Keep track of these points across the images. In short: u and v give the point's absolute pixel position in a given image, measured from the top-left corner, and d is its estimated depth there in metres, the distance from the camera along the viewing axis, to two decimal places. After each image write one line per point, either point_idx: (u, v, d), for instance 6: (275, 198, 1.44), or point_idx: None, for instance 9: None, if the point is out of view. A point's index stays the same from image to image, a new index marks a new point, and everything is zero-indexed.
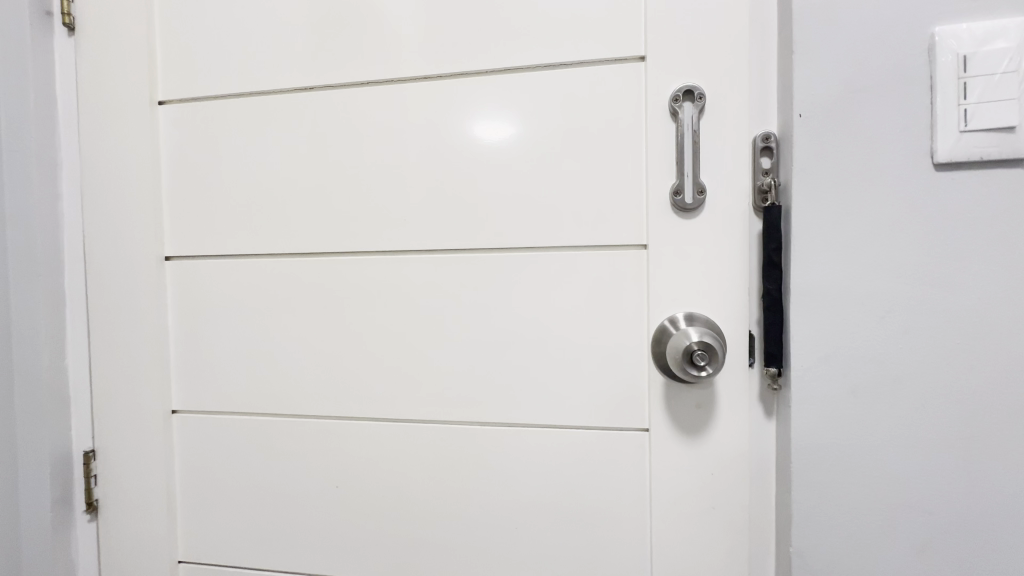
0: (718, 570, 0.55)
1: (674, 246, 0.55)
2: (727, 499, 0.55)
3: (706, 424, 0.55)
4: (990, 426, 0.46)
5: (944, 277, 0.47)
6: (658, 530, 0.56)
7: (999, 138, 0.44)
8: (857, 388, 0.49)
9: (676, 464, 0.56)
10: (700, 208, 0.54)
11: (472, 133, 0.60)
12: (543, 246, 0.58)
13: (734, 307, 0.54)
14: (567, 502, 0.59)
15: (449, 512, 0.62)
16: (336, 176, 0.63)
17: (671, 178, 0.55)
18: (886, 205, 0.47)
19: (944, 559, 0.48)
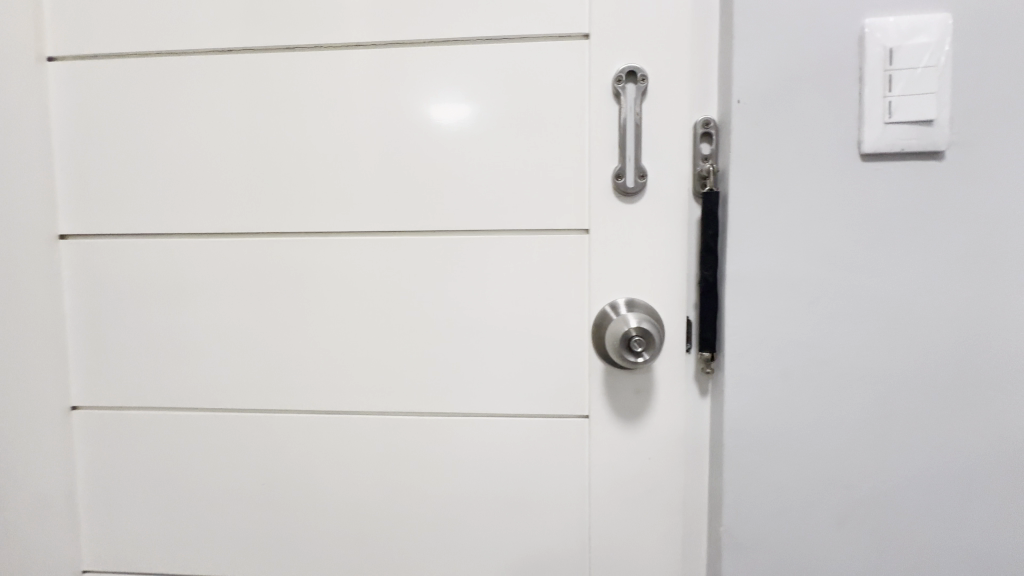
0: (653, 550, 0.57)
1: (616, 231, 0.54)
2: (664, 483, 0.56)
3: (644, 409, 0.56)
4: (905, 403, 0.49)
5: (865, 264, 0.49)
6: (597, 515, 0.57)
7: (918, 131, 0.46)
8: (785, 372, 0.50)
9: (615, 449, 0.56)
10: (641, 192, 0.54)
11: (408, 107, 0.56)
12: (484, 229, 0.56)
13: (672, 293, 0.54)
14: (507, 490, 0.58)
15: (385, 507, 0.59)
16: (259, 149, 0.58)
17: (614, 161, 0.54)
18: (818, 193, 0.48)
19: (862, 530, 0.51)
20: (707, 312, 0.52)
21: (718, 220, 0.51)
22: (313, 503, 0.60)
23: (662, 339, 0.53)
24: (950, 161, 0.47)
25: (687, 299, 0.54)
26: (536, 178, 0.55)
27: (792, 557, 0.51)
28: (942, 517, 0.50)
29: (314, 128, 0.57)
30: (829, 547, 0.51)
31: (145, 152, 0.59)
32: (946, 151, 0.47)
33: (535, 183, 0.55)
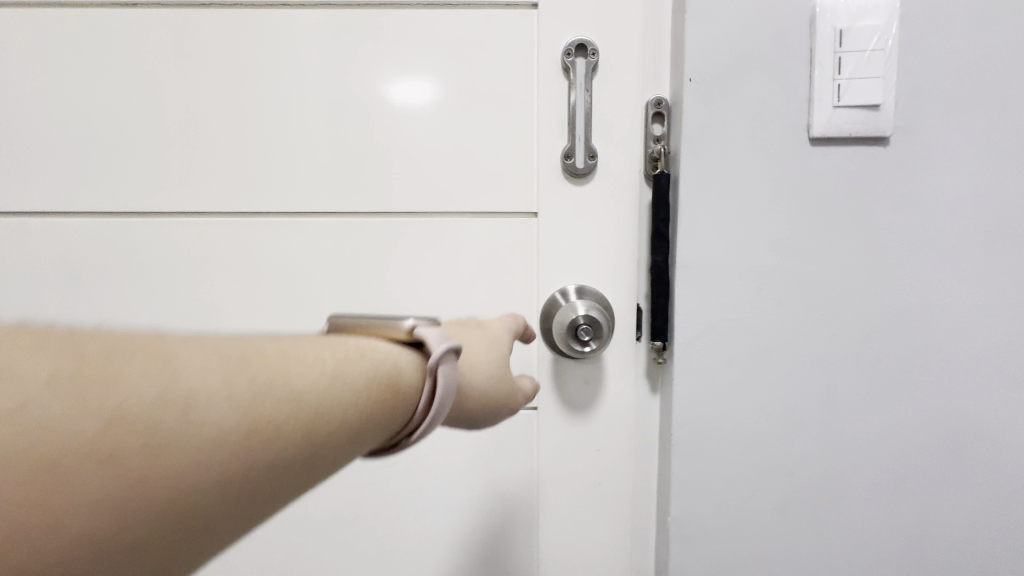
0: (601, 542, 0.55)
1: (566, 215, 0.52)
2: (612, 474, 0.55)
3: (593, 399, 0.54)
4: (847, 389, 0.50)
5: (812, 251, 0.48)
6: (545, 508, 0.55)
7: (865, 116, 0.46)
8: (733, 359, 0.50)
9: (563, 441, 0.54)
10: (591, 173, 0.51)
11: (342, 76, 0.51)
12: (426, 211, 0.52)
13: (622, 280, 0.52)
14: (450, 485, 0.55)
15: (323, 506, 0.56)
16: (171, 118, 0.51)
17: (563, 141, 0.51)
18: (768, 177, 0.47)
19: (804, 515, 0.51)
20: (657, 299, 0.50)
21: (668, 204, 0.49)
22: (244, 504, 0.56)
23: (610, 328, 0.51)
24: (894, 148, 0.47)
25: (637, 286, 0.53)
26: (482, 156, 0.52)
27: (737, 544, 0.51)
28: (879, 500, 0.51)
29: (235, 96, 0.51)
30: (773, 533, 0.51)
31: (31, 116, 0.52)
32: (890, 137, 0.47)
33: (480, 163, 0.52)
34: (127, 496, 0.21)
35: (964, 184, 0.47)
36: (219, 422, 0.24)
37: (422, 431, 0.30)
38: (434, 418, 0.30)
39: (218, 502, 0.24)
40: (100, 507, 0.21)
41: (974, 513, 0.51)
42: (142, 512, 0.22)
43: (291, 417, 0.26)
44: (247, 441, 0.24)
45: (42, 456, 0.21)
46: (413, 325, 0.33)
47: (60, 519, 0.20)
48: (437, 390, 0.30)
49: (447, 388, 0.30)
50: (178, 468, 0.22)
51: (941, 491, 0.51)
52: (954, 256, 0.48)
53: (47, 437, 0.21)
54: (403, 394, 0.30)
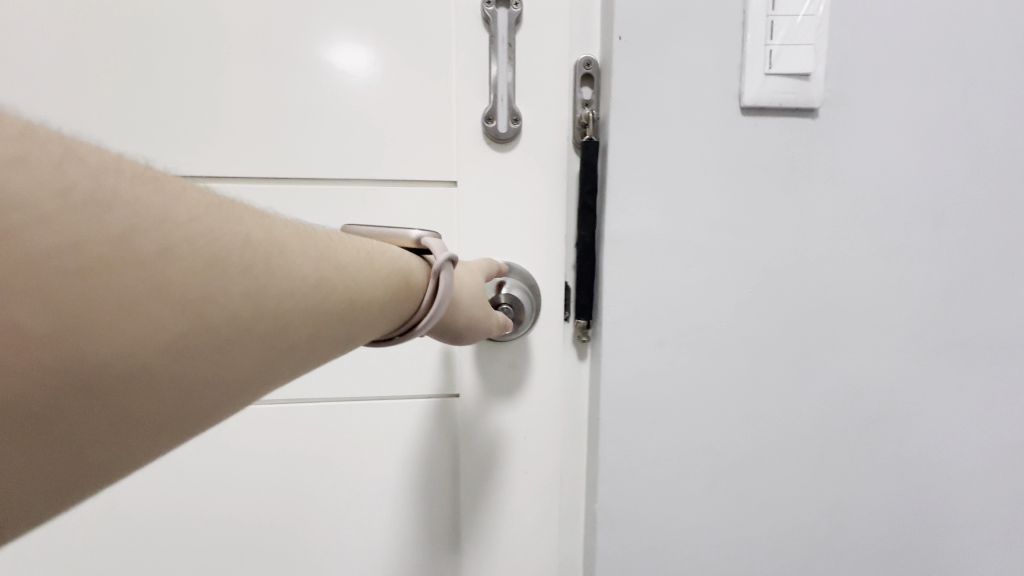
0: (528, 534, 0.53)
1: (488, 185, 0.47)
2: (539, 463, 0.52)
3: (519, 383, 0.51)
4: (772, 367, 0.49)
5: (741, 226, 0.47)
6: (469, 498, 0.52)
7: (796, 86, 0.44)
8: (662, 339, 0.48)
9: (488, 428, 0.51)
10: (515, 138, 0.47)
11: (238, 23, 0.46)
12: (337, 178, 0.48)
13: (549, 256, 0.49)
14: (371, 474, 0.52)
15: (233, 501, 0.52)
16: (32, 63, 0.45)
17: (485, 102, 0.46)
18: (699, 147, 0.45)
19: (729, 494, 0.50)
20: (584, 276, 0.47)
21: (597, 174, 0.46)
22: (145, 502, 0.51)
23: (537, 307, 0.49)
24: (823, 120, 0.46)
25: (565, 263, 0.49)
26: (400, 123, 0.48)
27: (663, 527, 0.50)
28: (801, 475, 0.51)
29: (109, 39, 0.45)
30: (699, 514, 0.50)
31: None
32: (819, 109, 0.46)
33: (399, 128, 0.48)
34: (246, 305, 0.24)
35: (886, 160, 0.47)
36: (313, 265, 0.27)
37: (426, 322, 0.33)
38: (436, 311, 0.33)
39: (291, 334, 0.26)
40: (215, 311, 0.23)
41: (888, 485, 0.52)
42: (244, 327, 0.24)
43: (354, 281, 0.29)
44: (319, 289, 0.27)
45: (185, 249, 0.22)
46: (420, 236, 0.36)
47: (184, 309, 0.22)
48: (441, 285, 0.33)
49: (447, 290, 0.33)
50: (273, 297, 0.25)
51: (858, 465, 0.52)
52: (874, 232, 0.48)
53: (188, 239, 0.22)
54: (412, 288, 0.33)
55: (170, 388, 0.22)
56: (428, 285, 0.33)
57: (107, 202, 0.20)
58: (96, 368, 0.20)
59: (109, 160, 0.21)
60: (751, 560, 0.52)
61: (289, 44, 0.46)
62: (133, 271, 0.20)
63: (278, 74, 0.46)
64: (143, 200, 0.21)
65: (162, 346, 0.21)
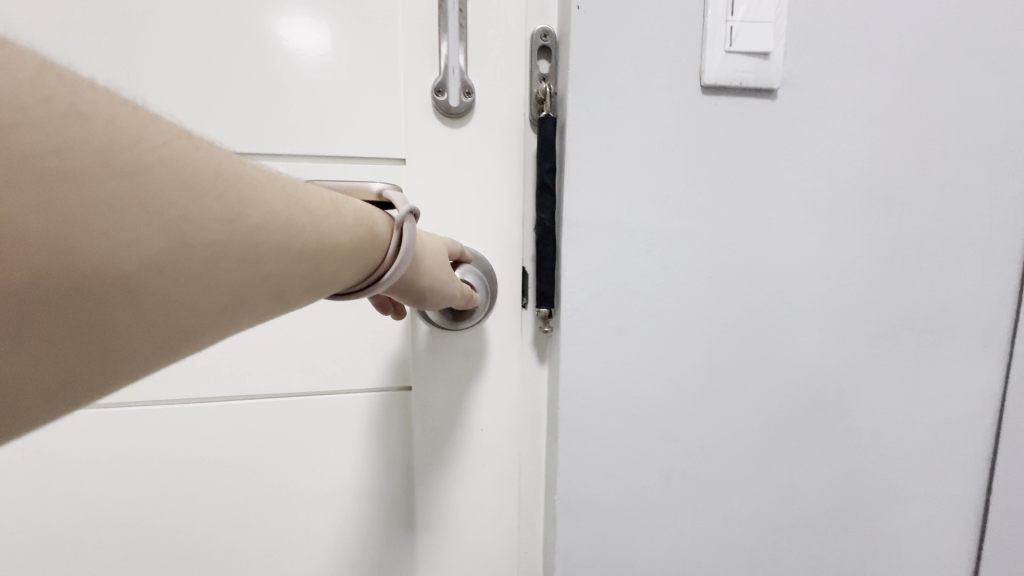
0: (486, 528, 0.51)
1: (439, 165, 0.44)
2: (498, 455, 0.50)
3: (475, 374, 0.48)
4: (730, 352, 0.49)
5: (702, 209, 0.46)
6: (423, 495, 0.50)
7: (756, 66, 0.43)
8: (622, 325, 0.46)
9: (442, 421, 0.49)
10: (468, 114, 0.44)
11: None
12: (271, 155, 0.44)
13: (505, 241, 0.46)
14: (318, 471, 0.49)
15: (167, 505, 0.48)
16: None
17: (435, 74, 0.43)
18: (659, 127, 0.43)
19: (687, 481, 0.50)
20: (543, 261, 0.46)
21: (555, 154, 0.44)
22: (65, 510, 0.47)
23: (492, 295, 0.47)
24: (781, 103, 0.45)
25: (523, 249, 0.47)
26: (337, 94, 0.44)
27: (622, 516, 0.49)
28: (758, 458, 0.51)
29: None
30: (657, 502, 0.50)
31: None
32: (778, 91, 0.45)
33: (336, 100, 0.44)
34: (236, 230, 0.22)
35: (840, 144, 0.48)
36: (298, 203, 0.25)
37: (392, 273, 0.31)
38: (401, 263, 0.31)
39: (274, 274, 0.24)
40: (201, 237, 0.21)
41: (837, 466, 0.53)
42: (229, 260, 0.22)
43: (335, 225, 0.27)
44: (304, 226, 0.25)
45: (174, 161, 0.20)
46: (383, 190, 0.34)
47: (170, 223, 0.20)
48: (406, 235, 0.31)
49: (413, 240, 0.31)
50: (261, 226, 0.23)
51: (809, 446, 0.52)
52: (827, 216, 0.49)
53: (167, 159, 0.20)
54: (376, 238, 0.30)
55: (144, 317, 0.20)
56: (393, 235, 0.31)
57: (80, 109, 0.18)
58: (71, 293, 0.18)
59: (81, 74, 0.18)
60: (708, 545, 0.52)
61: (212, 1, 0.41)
62: (110, 180, 0.18)
63: (202, 35, 0.41)
64: (121, 118, 0.19)
65: (147, 261, 0.19)
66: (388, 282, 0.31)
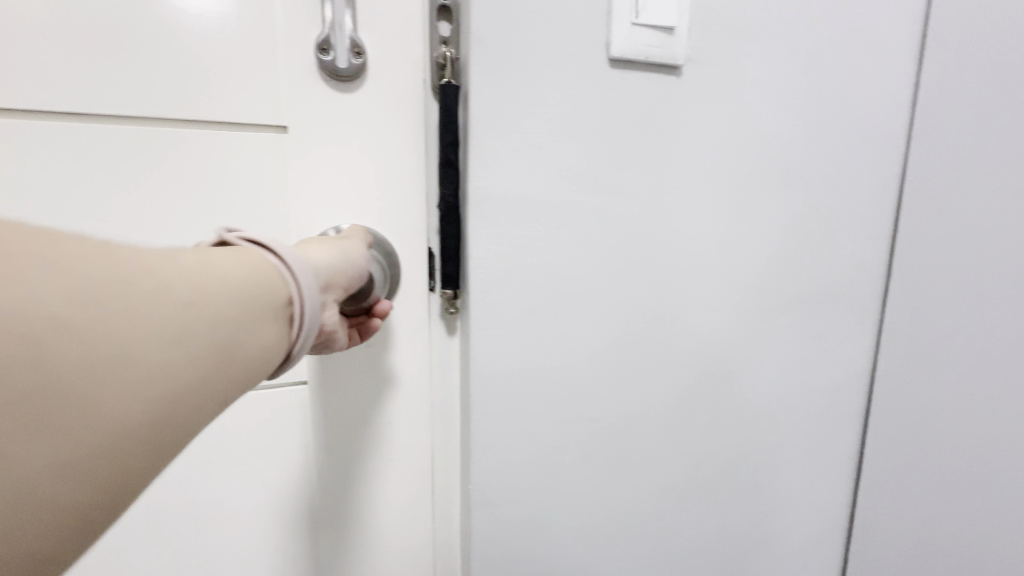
0: (396, 527, 0.48)
1: (327, 133, 0.40)
2: (408, 448, 0.47)
3: (380, 364, 0.45)
4: (642, 330, 0.49)
5: (612, 186, 0.45)
6: (327, 497, 0.46)
7: (662, 40, 0.43)
8: (535, 307, 0.45)
9: (344, 416, 0.45)
10: (359, 77, 0.39)
11: None
12: (123, 110, 0.37)
13: (407, 219, 0.43)
14: (192, 473, 0.44)
15: None
16: None
17: (318, 29, 0.38)
18: (567, 98, 0.42)
19: (601, 458, 0.50)
20: (447, 240, 0.43)
21: (458, 124, 0.41)
22: None
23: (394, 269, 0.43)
24: (686, 80, 0.45)
25: (424, 228, 0.44)
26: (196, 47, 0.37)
27: (538, 498, 0.49)
28: (669, 431, 0.53)
29: None
30: (573, 481, 0.50)
31: None
32: (683, 67, 0.45)
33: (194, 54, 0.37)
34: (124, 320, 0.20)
35: (742, 123, 0.49)
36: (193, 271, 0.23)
37: (305, 299, 0.27)
38: (310, 328, 0.28)
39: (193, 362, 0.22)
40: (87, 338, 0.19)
41: (739, 432, 0.56)
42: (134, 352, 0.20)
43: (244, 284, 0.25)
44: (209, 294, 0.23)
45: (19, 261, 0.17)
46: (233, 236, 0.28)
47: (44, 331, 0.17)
48: (293, 266, 0.27)
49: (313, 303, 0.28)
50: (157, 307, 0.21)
51: (715, 416, 0.55)
52: (730, 194, 0.50)
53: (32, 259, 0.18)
54: (259, 271, 0.26)
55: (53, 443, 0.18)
56: (274, 262, 0.27)
57: None
58: None
59: None
60: (622, 519, 0.53)
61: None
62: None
63: None
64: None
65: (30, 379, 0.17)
66: (309, 313, 0.28)
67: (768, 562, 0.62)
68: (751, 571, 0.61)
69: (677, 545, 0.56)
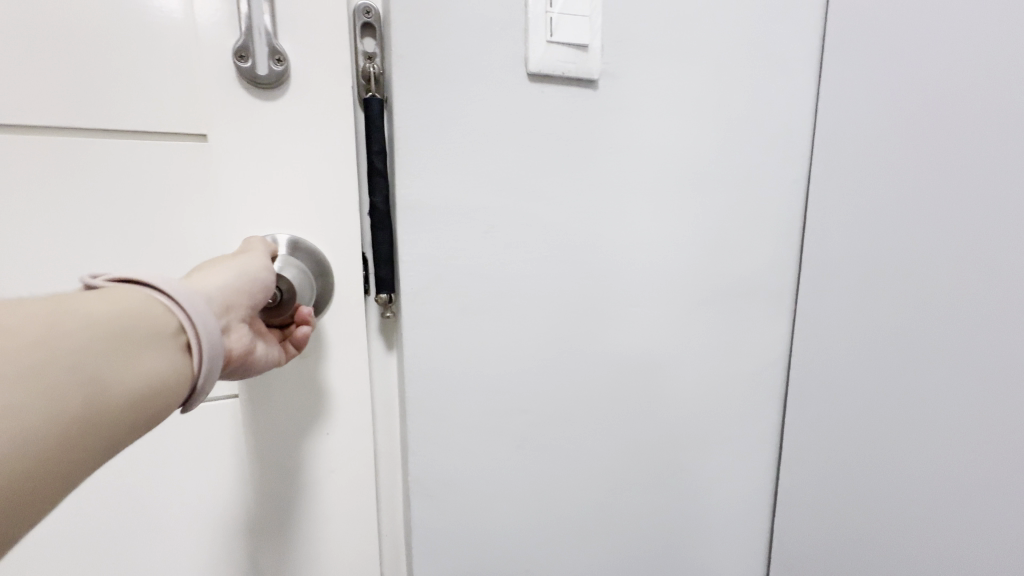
0: (338, 533, 0.48)
1: (251, 141, 0.41)
2: (350, 452, 0.48)
3: (317, 369, 0.46)
4: (571, 326, 0.53)
5: (536, 192, 0.48)
6: (268, 503, 0.47)
7: (576, 56, 0.46)
8: (465, 307, 0.47)
9: (280, 423, 0.46)
10: (281, 83, 0.40)
11: None
12: (50, 118, 0.38)
13: (337, 224, 0.44)
14: (128, 477, 0.44)
15: None
16: None
17: (236, 36, 0.39)
18: (489, 111, 0.45)
19: (535, 448, 0.53)
20: (379, 246, 0.45)
21: (383, 135, 0.44)
22: None
23: (326, 282, 0.44)
24: (603, 92, 0.49)
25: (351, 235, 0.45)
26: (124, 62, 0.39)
27: (475, 488, 0.52)
28: (599, 421, 0.57)
29: None
30: (509, 471, 0.53)
31: None
32: (598, 81, 0.48)
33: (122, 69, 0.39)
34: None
35: (657, 132, 0.53)
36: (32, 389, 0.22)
37: (198, 323, 0.29)
38: (212, 358, 0.30)
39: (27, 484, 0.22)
40: None
41: (667, 419, 0.61)
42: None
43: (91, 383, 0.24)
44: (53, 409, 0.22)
45: None
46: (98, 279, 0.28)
47: None
48: (185, 301, 0.28)
49: (212, 335, 0.29)
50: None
51: (643, 404, 0.59)
52: (649, 198, 0.54)
53: None
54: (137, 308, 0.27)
55: None
56: (154, 295, 0.28)
57: None
58: None
59: None
60: (556, 504, 0.56)
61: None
62: None
63: None
64: None
65: None
66: (207, 333, 0.29)
67: (699, 537, 0.67)
68: (683, 547, 0.66)
69: (612, 527, 0.60)
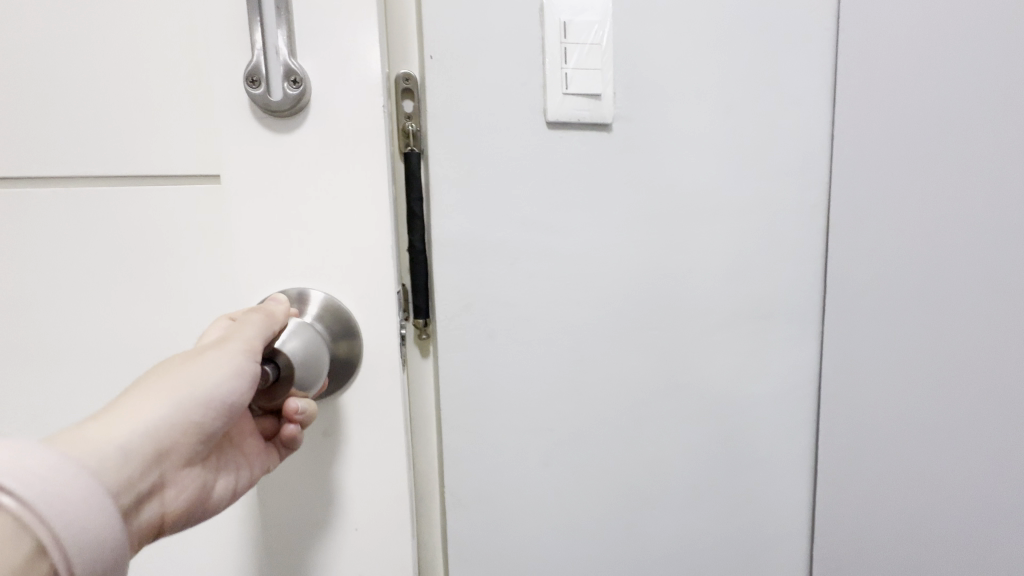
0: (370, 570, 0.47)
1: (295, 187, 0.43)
2: (371, 489, 0.47)
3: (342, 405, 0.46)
4: (594, 350, 0.56)
5: (557, 226, 0.53)
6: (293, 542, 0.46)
7: (590, 104, 0.52)
8: (494, 331, 0.52)
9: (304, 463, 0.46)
10: (293, 108, 0.42)
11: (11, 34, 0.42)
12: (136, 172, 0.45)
13: (372, 264, 0.45)
14: None
15: None
16: None
17: (251, 61, 0.41)
18: (512, 157, 0.50)
19: (562, 464, 0.57)
20: (416, 277, 0.51)
21: (421, 184, 0.50)
22: None
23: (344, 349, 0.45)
24: (617, 134, 0.54)
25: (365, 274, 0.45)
26: (166, 120, 0.44)
27: (505, 500, 0.55)
28: (624, 441, 0.59)
29: None
30: (538, 486, 0.56)
31: None
32: (612, 124, 0.53)
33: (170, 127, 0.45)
34: None
35: (670, 167, 0.57)
36: None
37: (65, 537, 0.23)
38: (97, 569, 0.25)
39: None
40: None
41: (692, 440, 0.62)
42: None
43: None
44: None
45: None
46: None
47: None
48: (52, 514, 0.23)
49: (95, 549, 0.24)
50: None
51: (666, 424, 0.61)
52: (665, 227, 0.58)
53: None
54: None
55: None
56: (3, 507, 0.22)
57: None
58: None
59: None
60: (584, 518, 0.59)
61: (61, 34, 0.43)
62: None
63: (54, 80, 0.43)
64: None
65: None
66: (88, 545, 0.24)
67: (730, 559, 0.67)
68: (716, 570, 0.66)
69: (642, 544, 0.62)
